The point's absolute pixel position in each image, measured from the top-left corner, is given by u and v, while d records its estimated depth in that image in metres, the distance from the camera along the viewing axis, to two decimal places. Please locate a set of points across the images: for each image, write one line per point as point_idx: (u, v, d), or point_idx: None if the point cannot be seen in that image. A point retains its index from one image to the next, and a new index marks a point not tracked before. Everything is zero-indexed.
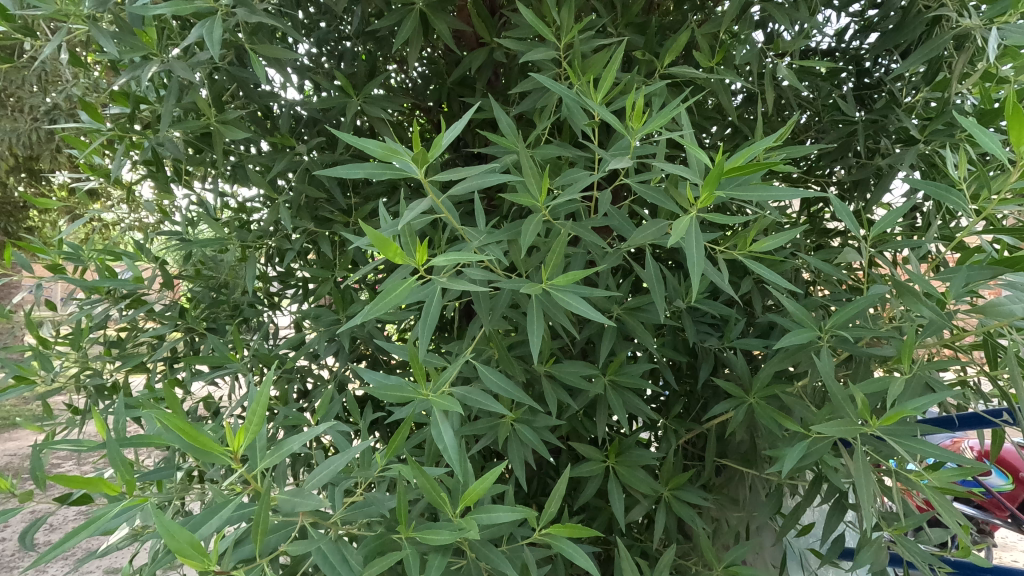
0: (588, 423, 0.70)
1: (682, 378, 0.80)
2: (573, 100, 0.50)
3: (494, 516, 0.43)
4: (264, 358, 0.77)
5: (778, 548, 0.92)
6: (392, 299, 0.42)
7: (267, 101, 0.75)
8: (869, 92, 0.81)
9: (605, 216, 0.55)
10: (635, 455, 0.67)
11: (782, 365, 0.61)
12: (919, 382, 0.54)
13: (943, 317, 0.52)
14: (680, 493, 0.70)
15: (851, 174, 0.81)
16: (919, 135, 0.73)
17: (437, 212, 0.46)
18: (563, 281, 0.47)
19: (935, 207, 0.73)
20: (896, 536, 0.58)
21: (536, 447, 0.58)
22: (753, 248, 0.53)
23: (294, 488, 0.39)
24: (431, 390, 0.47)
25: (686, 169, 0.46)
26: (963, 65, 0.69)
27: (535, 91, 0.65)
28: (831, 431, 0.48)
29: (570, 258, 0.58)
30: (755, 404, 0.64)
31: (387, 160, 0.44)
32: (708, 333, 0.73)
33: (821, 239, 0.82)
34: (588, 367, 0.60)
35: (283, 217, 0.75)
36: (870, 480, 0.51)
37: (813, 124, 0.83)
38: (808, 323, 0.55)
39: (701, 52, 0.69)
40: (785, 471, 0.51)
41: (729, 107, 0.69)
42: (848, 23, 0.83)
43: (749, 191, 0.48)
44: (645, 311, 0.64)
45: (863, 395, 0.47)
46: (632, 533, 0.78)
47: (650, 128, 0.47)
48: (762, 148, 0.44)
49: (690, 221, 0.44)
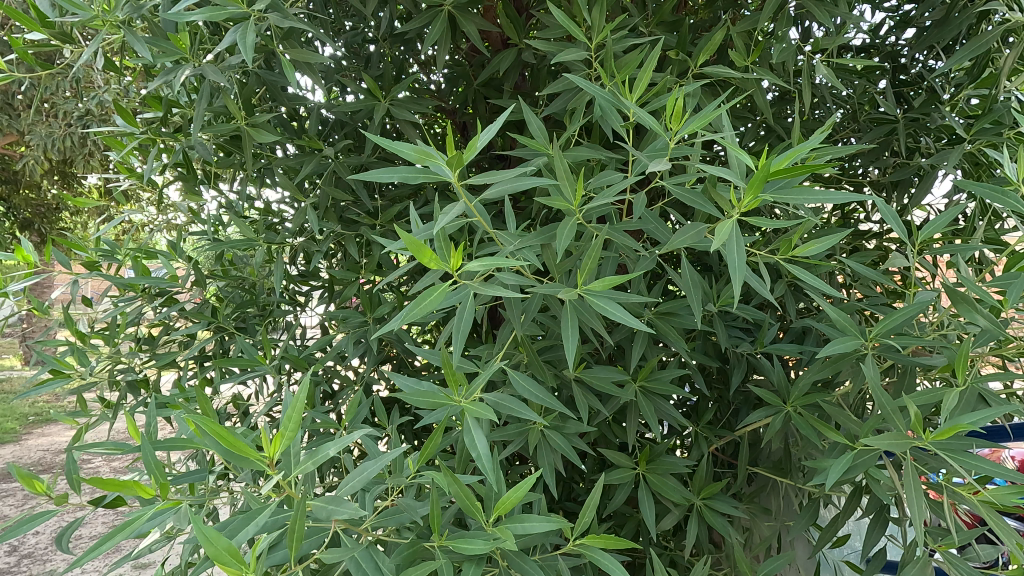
0: (618, 429, 0.69)
1: (712, 384, 0.78)
2: (607, 100, 0.49)
3: (529, 526, 0.43)
4: (293, 360, 0.77)
5: (812, 559, 0.90)
6: (427, 305, 0.41)
7: (296, 103, 0.76)
8: (907, 89, 0.78)
9: (639, 218, 0.54)
10: (666, 463, 0.66)
11: (822, 373, 0.59)
12: (973, 395, 0.51)
13: (1000, 326, 0.49)
14: (713, 502, 0.69)
15: (888, 175, 0.78)
16: (965, 133, 0.70)
17: (470, 215, 0.45)
18: (598, 286, 0.46)
19: (981, 208, 0.71)
20: (942, 552, 0.56)
21: (566, 455, 0.57)
22: (795, 252, 0.51)
23: (328, 495, 0.39)
24: (463, 395, 0.45)
25: (729, 170, 0.44)
26: (1013, 60, 0.66)
27: (566, 92, 0.64)
28: (879, 444, 0.46)
29: (603, 262, 0.57)
30: (792, 412, 0.62)
31: (420, 163, 0.44)
32: (741, 338, 0.72)
33: (856, 240, 0.80)
34: (619, 373, 0.59)
35: (312, 219, 0.75)
36: (920, 494, 0.49)
37: (849, 123, 0.81)
38: (852, 331, 0.54)
39: (735, 51, 0.67)
40: (828, 483, 0.50)
41: (763, 107, 0.67)
42: (884, 18, 0.80)
43: (793, 194, 0.46)
44: (679, 316, 0.62)
45: (916, 406, 0.45)
46: (664, 542, 0.76)
47: (687, 130, 0.46)
48: (809, 149, 0.42)
49: (732, 225, 0.43)
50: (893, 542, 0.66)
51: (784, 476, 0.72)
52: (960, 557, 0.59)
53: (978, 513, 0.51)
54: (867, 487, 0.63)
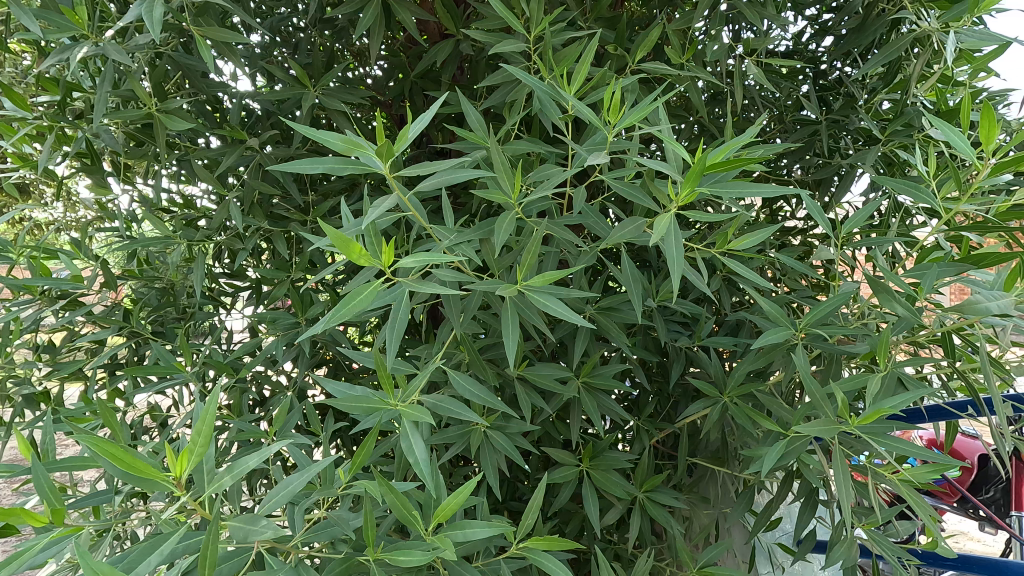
0: (561, 426, 0.68)
1: (652, 377, 0.79)
2: (546, 93, 0.48)
3: (470, 532, 0.41)
4: (216, 365, 0.71)
5: (748, 543, 0.93)
6: (357, 304, 0.39)
7: (217, 91, 0.70)
8: (828, 93, 0.82)
9: (580, 213, 0.54)
10: (609, 458, 0.65)
11: (756, 363, 0.61)
12: (893, 379, 0.53)
13: (917, 314, 0.52)
14: (655, 495, 0.69)
15: (812, 174, 0.81)
16: (880, 135, 0.74)
17: (403, 210, 0.43)
18: (538, 282, 0.44)
19: (894, 205, 0.75)
20: (866, 531, 0.59)
21: (509, 455, 0.56)
22: (732, 245, 0.52)
23: (247, 514, 0.36)
24: (399, 399, 0.43)
25: (666, 164, 0.44)
26: (921, 67, 0.70)
27: (505, 85, 0.62)
28: (810, 431, 0.48)
29: (543, 258, 0.56)
30: (729, 403, 0.63)
31: (349, 154, 0.41)
32: (679, 332, 0.73)
33: (784, 237, 0.83)
34: (561, 369, 0.58)
35: (235, 214, 0.70)
36: (846, 477, 0.51)
37: (777, 124, 0.84)
38: (784, 322, 0.55)
39: (671, 48, 0.68)
40: (762, 471, 0.51)
41: (699, 105, 0.68)
42: (805, 25, 0.84)
43: (728, 188, 0.47)
44: (620, 311, 0.62)
45: (842, 392, 0.47)
46: (608, 537, 0.77)
47: (625, 123, 0.45)
48: (742, 143, 0.43)
49: (670, 219, 0.42)
50: (822, 523, 0.69)
51: (721, 464, 0.74)
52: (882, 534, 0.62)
53: (897, 491, 0.54)
54: (798, 472, 0.65)
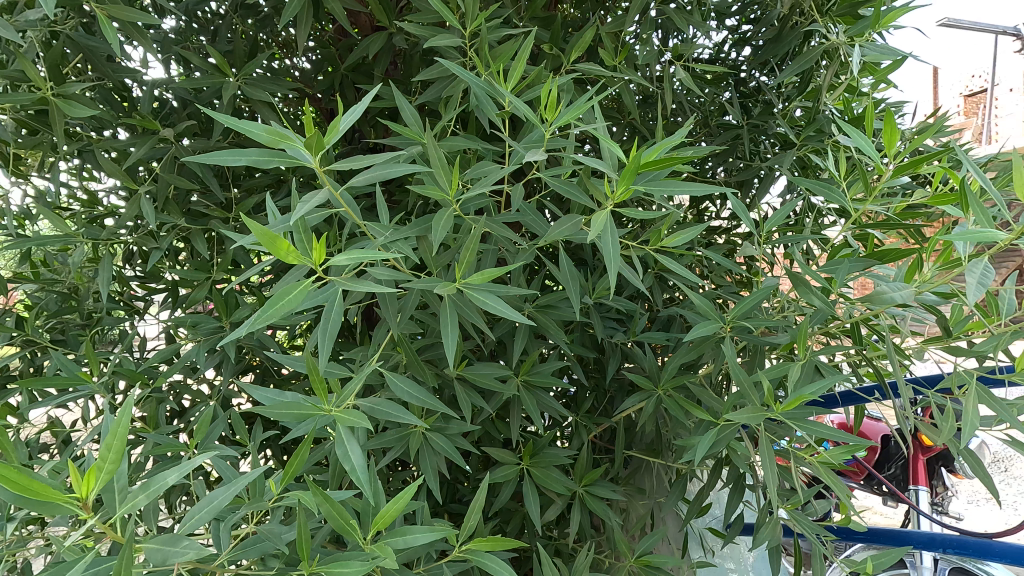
0: (501, 425, 0.68)
1: (590, 374, 0.80)
2: (482, 88, 0.47)
3: (411, 538, 0.40)
4: (128, 374, 0.66)
5: (681, 531, 0.97)
6: (286, 305, 0.37)
7: (125, 77, 0.65)
8: (749, 100, 0.87)
9: (518, 211, 0.53)
10: (549, 455, 0.66)
11: (688, 356, 0.63)
12: (811, 367, 0.57)
13: (831, 306, 0.56)
14: (594, 489, 0.70)
15: (735, 176, 0.85)
16: (795, 140, 0.79)
17: (335, 206, 0.41)
18: (477, 280, 0.44)
19: (808, 206, 0.80)
20: (789, 511, 0.63)
21: (450, 457, 0.55)
22: (664, 242, 0.54)
23: (166, 535, 0.33)
24: (334, 405, 0.41)
25: (602, 162, 0.44)
26: (830, 77, 0.76)
27: (440, 80, 0.61)
28: (740, 419, 0.50)
29: (482, 256, 0.56)
30: (663, 395, 0.65)
31: (275, 146, 0.39)
32: (615, 328, 0.74)
33: (711, 236, 0.87)
34: (501, 368, 0.58)
35: (147, 211, 0.64)
36: (772, 461, 0.54)
37: (703, 128, 0.88)
38: (713, 316, 0.58)
39: (604, 50, 0.69)
40: (696, 460, 0.53)
41: (631, 107, 0.70)
42: (727, 35, 0.88)
43: (661, 186, 0.48)
44: (558, 309, 0.62)
45: (768, 381, 0.50)
46: (548, 534, 0.77)
47: (562, 121, 0.46)
48: (673, 142, 0.44)
49: (607, 216, 0.43)
50: (749, 507, 0.73)
51: (656, 456, 0.76)
52: (802, 514, 0.66)
53: (816, 473, 0.58)
54: (727, 460, 0.68)
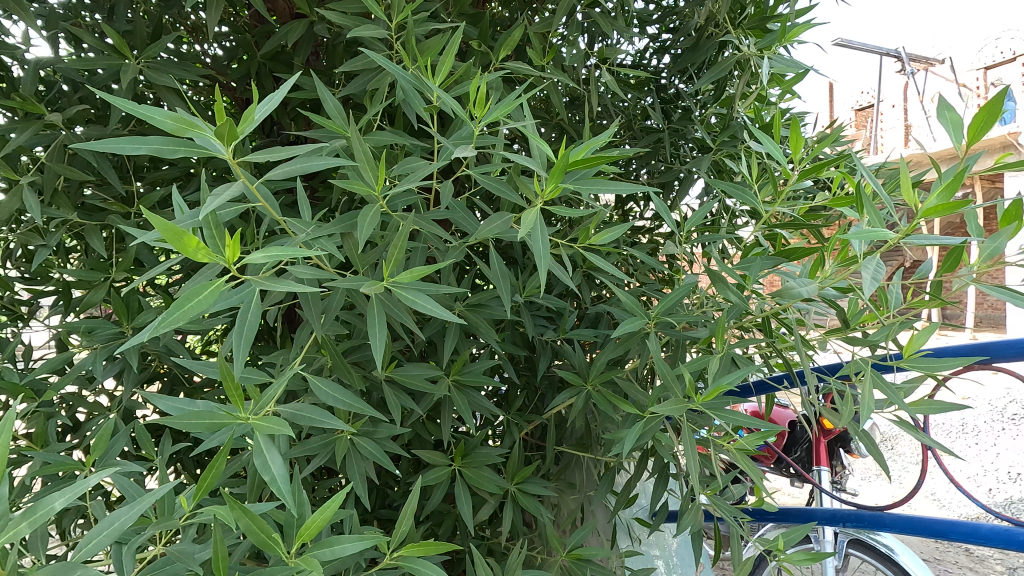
0: (432, 426, 0.66)
1: (521, 372, 0.81)
2: (409, 82, 0.46)
3: (338, 549, 0.38)
4: (9, 388, 0.59)
5: (609, 521, 1.00)
6: (197, 306, 0.34)
7: (2, 53, 0.58)
8: (669, 105, 0.90)
9: (447, 209, 0.53)
10: (481, 454, 0.65)
11: (616, 352, 0.64)
12: (728, 359, 0.60)
13: (745, 302, 0.59)
14: (526, 486, 0.71)
15: (657, 178, 0.89)
16: (711, 144, 0.83)
17: (251, 200, 0.38)
18: (406, 278, 0.43)
19: (724, 207, 0.85)
20: (709, 497, 0.66)
21: (379, 461, 0.53)
22: (592, 240, 0.55)
23: (57, 563, 0.29)
24: (251, 412, 0.39)
25: (532, 159, 0.45)
26: (742, 86, 0.80)
27: (365, 73, 0.59)
28: (665, 410, 0.52)
29: (410, 254, 0.54)
30: (592, 391, 0.67)
31: (180, 135, 0.36)
32: (545, 326, 0.75)
33: (635, 235, 0.90)
34: (431, 368, 0.57)
35: (31, 204, 0.58)
36: (693, 450, 0.56)
37: (627, 131, 0.90)
38: (639, 312, 0.60)
39: (532, 50, 0.70)
40: (624, 452, 0.54)
41: (559, 107, 0.71)
42: (649, 42, 0.92)
43: (589, 185, 0.49)
44: (488, 307, 0.62)
45: (690, 374, 0.52)
46: (481, 533, 0.77)
47: (491, 118, 0.45)
48: (600, 141, 0.45)
49: (537, 214, 0.43)
50: (673, 494, 0.76)
51: (585, 451, 0.78)
52: (721, 498, 0.70)
53: (733, 459, 0.61)
54: (652, 451, 0.71)
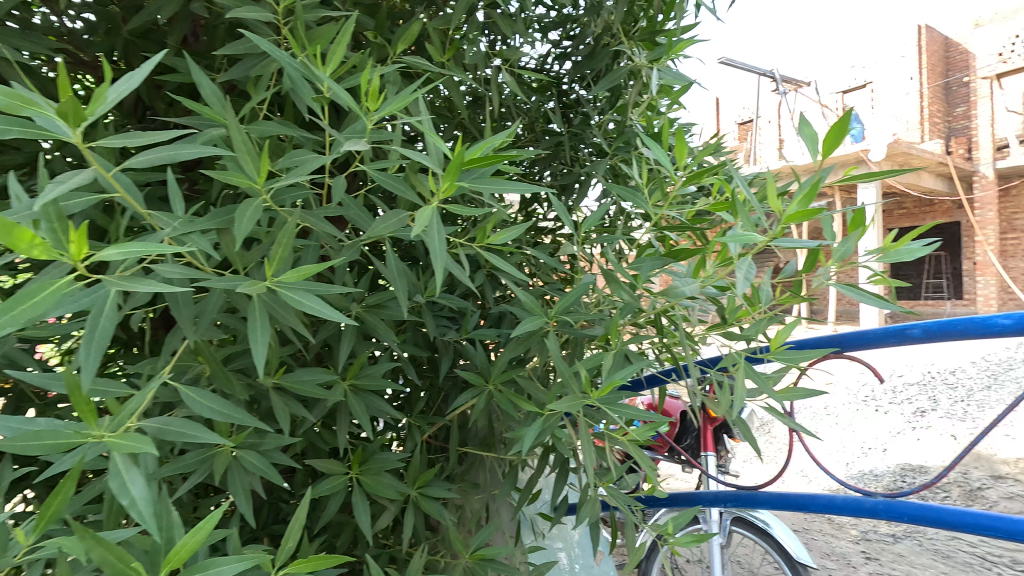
0: (327, 434, 0.63)
1: (423, 373, 0.79)
2: (295, 70, 0.44)
3: (215, 573, 0.35)
4: None
5: (514, 519, 1.01)
6: (34, 310, 0.30)
7: None
8: (569, 110, 0.93)
9: (340, 205, 0.50)
10: (380, 460, 0.63)
11: (516, 351, 0.65)
12: (621, 355, 0.63)
13: (636, 300, 0.62)
14: (428, 490, 0.70)
15: (558, 180, 0.91)
16: (608, 149, 0.87)
17: (106, 190, 0.34)
18: (291, 278, 0.40)
19: (620, 210, 0.89)
20: (606, 488, 0.69)
21: (265, 474, 0.49)
22: (490, 239, 0.55)
23: None
24: (108, 429, 0.35)
25: (427, 157, 0.44)
26: (635, 95, 0.84)
27: (249, 57, 0.55)
28: (562, 407, 0.53)
29: (300, 253, 0.52)
30: (493, 390, 0.67)
31: (12, 113, 0.31)
32: (447, 327, 0.74)
33: (538, 236, 0.91)
34: (325, 373, 0.54)
35: None
36: (589, 444, 0.58)
37: (529, 133, 0.92)
38: (538, 311, 0.61)
39: (432, 46, 0.68)
40: (523, 450, 0.55)
41: (459, 106, 0.70)
42: (551, 47, 0.94)
43: (487, 183, 0.48)
44: (386, 309, 0.60)
45: (586, 370, 0.54)
46: (382, 542, 0.75)
47: (384, 113, 0.44)
48: (498, 141, 0.45)
49: (432, 212, 0.42)
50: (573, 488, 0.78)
51: (488, 450, 0.78)
52: (617, 488, 0.73)
53: (626, 451, 0.64)
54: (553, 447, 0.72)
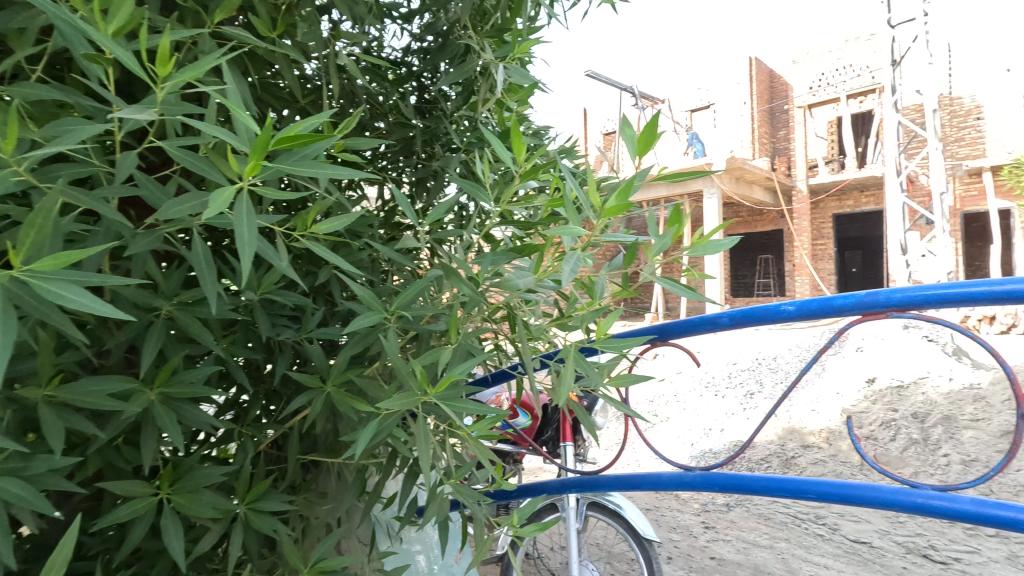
0: (130, 451, 0.55)
1: (258, 378, 0.73)
2: (62, 21, 0.37)
3: None
4: None
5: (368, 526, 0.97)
6: None
7: None
8: (424, 103, 0.91)
9: (134, 185, 0.44)
10: (198, 475, 0.56)
11: (356, 349, 0.62)
12: (463, 350, 0.62)
13: (477, 293, 0.62)
14: (259, 504, 0.64)
15: (413, 175, 0.89)
16: (461, 145, 0.86)
17: None
18: (49, 266, 0.34)
19: (474, 206, 0.89)
20: (453, 485, 0.68)
21: (30, 504, 0.41)
22: (314, 229, 0.51)
23: None
24: None
25: (232, 134, 0.40)
26: (486, 92, 0.85)
27: (13, 6, 0.46)
28: (394, 404, 0.52)
29: (82, 239, 0.44)
30: (332, 392, 0.62)
31: None
32: (284, 326, 0.68)
33: (392, 232, 0.88)
34: (118, 380, 0.46)
35: None
36: (428, 440, 0.57)
37: (382, 125, 0.89)
38: (375, 306, 0.58)
39: (259, 19, 0.63)
40: (356, 453, 0.52)
41: (294, 87, 0.65)
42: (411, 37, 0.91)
43: (309, 167, 0.43)
44: (202, 306, 0.54)
45: (421, 366, 0.53)
46: (207, 568, 0.67)
47: (178, 80, 0.39)
48: (317, 121, 0.42)
49: (235, 194, 0.38)
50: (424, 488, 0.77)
51: (333, 456, 0.73)
52: (467, 485, 0.73)
53: (470, 446, 0.64)
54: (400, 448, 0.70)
